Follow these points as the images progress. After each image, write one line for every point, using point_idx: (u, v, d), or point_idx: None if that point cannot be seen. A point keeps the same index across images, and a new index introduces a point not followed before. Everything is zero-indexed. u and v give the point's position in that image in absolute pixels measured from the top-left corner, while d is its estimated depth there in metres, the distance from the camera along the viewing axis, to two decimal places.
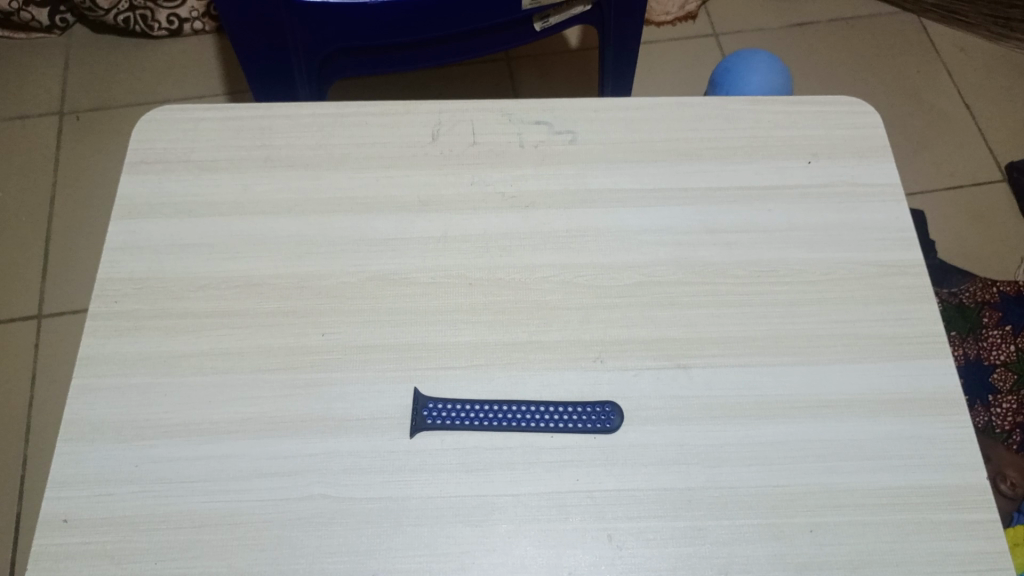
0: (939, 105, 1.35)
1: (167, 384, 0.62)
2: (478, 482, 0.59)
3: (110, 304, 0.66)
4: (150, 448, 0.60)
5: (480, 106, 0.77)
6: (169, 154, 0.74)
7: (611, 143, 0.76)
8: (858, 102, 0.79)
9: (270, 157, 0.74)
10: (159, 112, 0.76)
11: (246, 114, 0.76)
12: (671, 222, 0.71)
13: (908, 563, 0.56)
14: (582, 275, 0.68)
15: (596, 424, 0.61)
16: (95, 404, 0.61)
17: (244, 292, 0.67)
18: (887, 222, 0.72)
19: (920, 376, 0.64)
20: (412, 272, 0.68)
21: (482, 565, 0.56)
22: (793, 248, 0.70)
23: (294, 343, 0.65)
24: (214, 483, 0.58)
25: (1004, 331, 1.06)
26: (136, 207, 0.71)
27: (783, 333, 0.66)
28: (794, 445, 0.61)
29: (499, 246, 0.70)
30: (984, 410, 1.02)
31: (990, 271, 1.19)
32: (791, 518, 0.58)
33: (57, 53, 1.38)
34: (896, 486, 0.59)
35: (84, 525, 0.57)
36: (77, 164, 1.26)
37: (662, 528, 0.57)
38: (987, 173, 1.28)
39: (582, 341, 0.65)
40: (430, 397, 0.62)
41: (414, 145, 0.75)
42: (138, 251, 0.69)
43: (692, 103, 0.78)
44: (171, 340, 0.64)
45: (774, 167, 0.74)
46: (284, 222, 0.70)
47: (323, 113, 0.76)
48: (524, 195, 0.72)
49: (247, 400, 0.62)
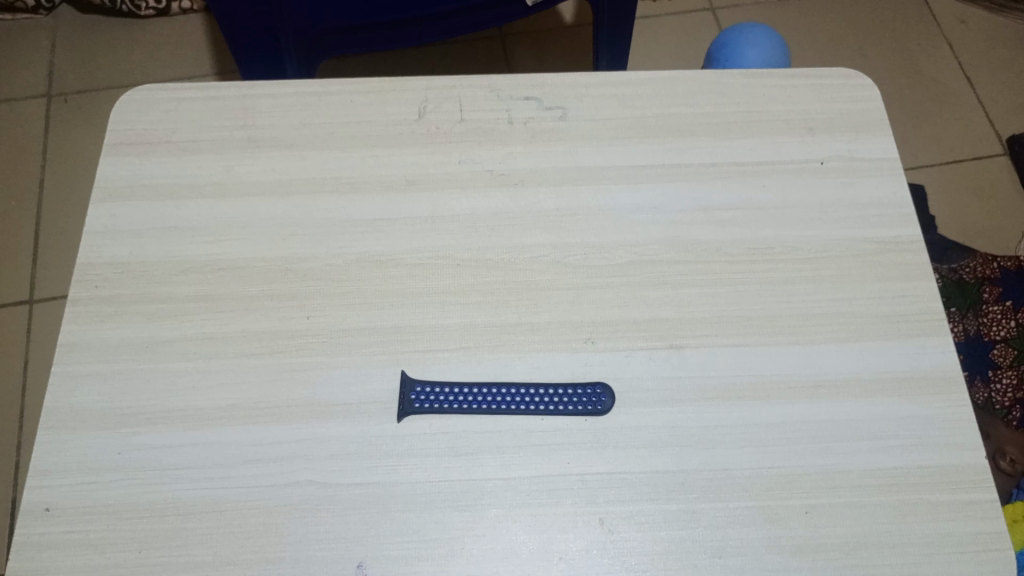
0: (940, 78, 1.33)
1: (149, 370, 0.61)
2: (468, 466, 0.58)
3: (91, 290, 0.65)
4: (134, 435, 0.59)
5: (468, 82, 0.76)
6: (150, 136, 0.72)
7: (603, 120, 0.74)
8: (854, 75, 0.77)
9: (253, 137, 0.72)
10: (139, 93, 0.75)
11: (229, 94, 0.74)
12: (664, 200, 0.70)
13: (904, 546, 0.55)
14: (572, 254, 0.67)
15: (587, 406, 0.60)
16: (77, 391, 0.60)
17: (228, 276, 0.66)
18: (883, 199, 0.70)
19: (918, 356, 0.63)
20: (399, 253, 0.67)
21: (472, 551, 0.55)
22: (788, 226, 0.69)
23: (280, 327, 0.63)
24: (199, 471, 0.57)
25: (1004, 307, 1.05)
26: (117, 190, 0.69)
27: (779, 312, 0.64)
28: (789, 426, 0.60)
29: (488, 226, 0.68)
30: (984, 386, 1.02)
31: (990, 246, 1.17)
32: (786, 500, 0.57)
33: (43, 35, 1.35)
34: (892, 466, 0.58)
35: (67, 515, 0.56)
36: (66, 146, 1.24)
37: (655, 512, 0.56)
38: (987, 147, 1.26)
39: (573, 322, 0.64)
40: (417, 380, 0.61)
41: (400, 123, 0.73)
42: (119, 235, 0.67)
43: (685, 78, 0.76)
44: (154, 326, 0.63)
45: (769, 142, 0.73)
46: (269, 203, 0.69)
47: (307, 92, 0.75)
48: (513, 173, 0.71)
49: (232, 385, 0.61)
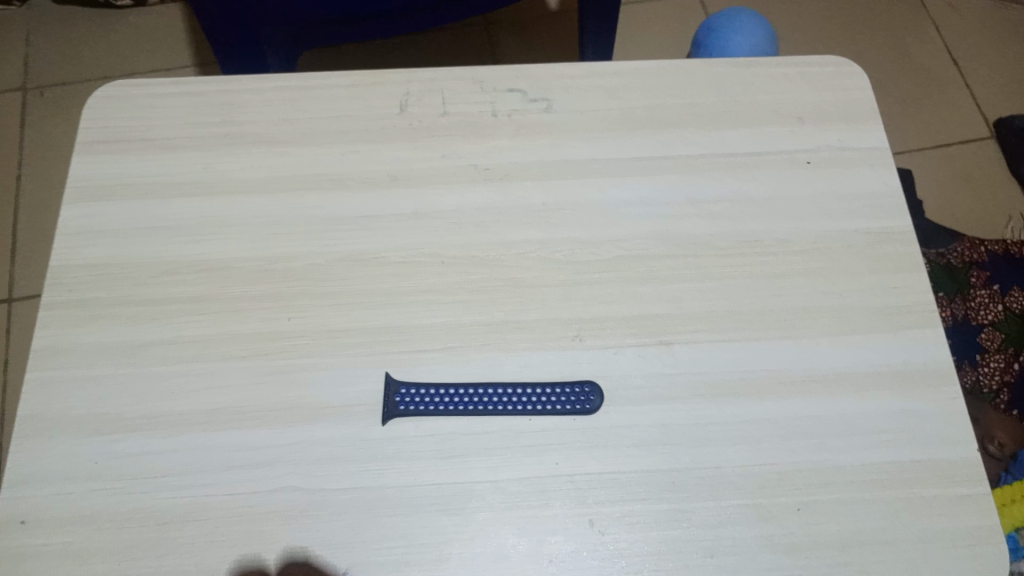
0: (928, 62, 1.32)
1: (128, 376, 0.60)
2: (455, 469, 0.57)
3: (67, 294, 0.63)
4: (113, 443, 0.57)
5: (451, 74, 0.74)
6: (126, 133, 0.70)
7: (590, 111, 0.72)
8: (843, 62, 0.76)
9: (232, 133, 0.70)
10: (114, 89, 0.73)
11: (207, 89, 0.73)
12: (652, 194, 0.68)
13: (898, 542, 0.55)
14: (559, 250, 0.66)
15: (576, 406, 0.59)
16: (55, 398, 0.59)
17: (208, 277, 0.64)
18: (874, 189, 0.69)
19: (910, 349, 0.62)
20: (383, 251, 0.65)
21: (461, 555, 0.54)
22: (779, 218, 0.68)
23: (262, 329, 0.62)
24: (181, 478, 0.56)
25: (992, 291, 1.06)
26: (93, 189, 0.68)
27: (770, 307, 0.64)
28: (781, 422, 0.59)
29: (474, 223, 0.67)
30: (971, 370, 1.01)
31: (978, 229, 1.17)
32: (778, 498, 0.56)
33: (18, 27, 1.32)
34: (885, 462, 0.58)
35: (45, 526, 0.54)
36: (43, 142, 1.22)
37: (646, 512, 0.55)
38: (974, 131, 1.25)
39: (561, 320, 0.63)
40: (402, 382, 0.60)
41: (382, 117, 0.72)
42: (95, 236, 0.66)
43: (672, 68, 0.75)
44: (133, 330, 0.62)
45: (758, 133, 0.72)
46: (250, 202, 0.67)
47: (287, 87, 0.73)
48: (498, 167, 0.69)
49: (213, 389, 0.59)
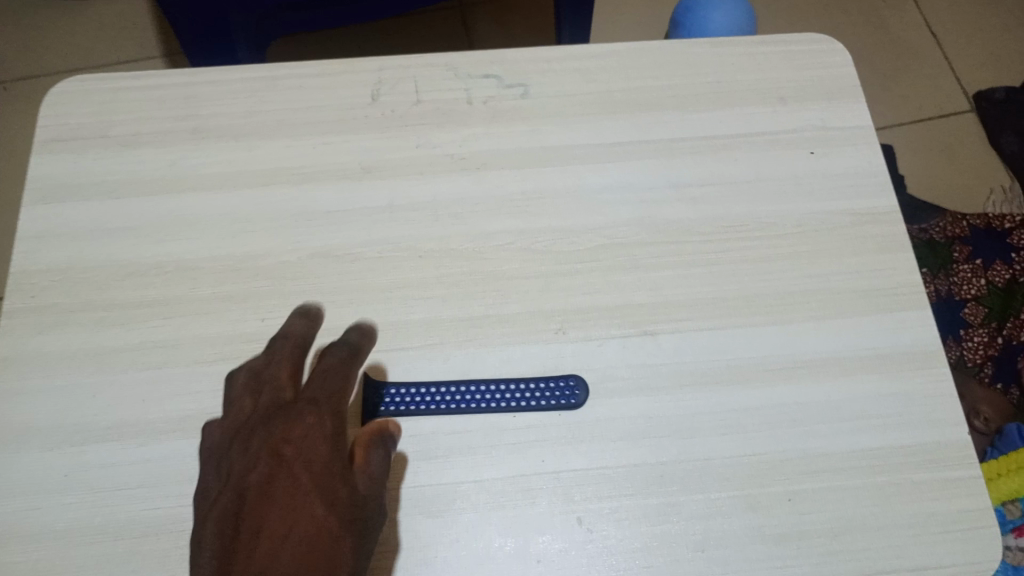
0: (907, 36, 1.31)
1: (95, 384, 0.58)
2: (437, 469, 0.55)
3: (30, 300, 0.61)
4: (82, 453, 0.55)
5: (423, 60, 0.72)
6: (87, 130, 0.68)
7: (567, 96, 0.70)
8: (824, 39, 0.74)
9: (198, 127, 0.68)
10: (73, 84, 0.70)
11: (170, 81, 0.70)
12: (633, 180, 0.67)
13: (889, 529, 0.54)
14: (539, 240, 0.64)
15: (560, 400, 0.57)
16: (19, 408, 0.57)
17: (176, 279, 0.62)
18: (858, 169, 0.68)
19: (897, 331, 0.61)
20: (357, 246, 0.63)
21: (445, 557, 0.53)
22: (762, 201, 0.66)
23: (234, 331, 0.60)
24: (154, 488, 0.54)
25: (975, 265, 1.05)
26: (54, 190, 0.65)
27: (755, 293, 0.62)
28: (768, 410, 0.58)
29: (450, 214, 0.65)
30: (956, 345, 1.01)
31: (960, 204, 1.16)
32: (767, 488, 0.55)
33: None
34: (876, 447, 0.57)
35: (14, 542, 0.52)
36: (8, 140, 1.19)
37: (634, 507, 0.54)
38: (954, 105, 1.24)
39: (542, 312, 0.61)
40: (380, 381, 0.58)
41: (353, 107, 0.69)
42: (57, 239, 0.63)
43: (649, 49, 0.73)
44: (100, 336, 0.59)
45: (739, 114, 0.70)
46: (218, 198, 0.65)
47: (253, 77, 0.70)
48: (474, 156, 0.67)
49: (185, 395, 0.57)
